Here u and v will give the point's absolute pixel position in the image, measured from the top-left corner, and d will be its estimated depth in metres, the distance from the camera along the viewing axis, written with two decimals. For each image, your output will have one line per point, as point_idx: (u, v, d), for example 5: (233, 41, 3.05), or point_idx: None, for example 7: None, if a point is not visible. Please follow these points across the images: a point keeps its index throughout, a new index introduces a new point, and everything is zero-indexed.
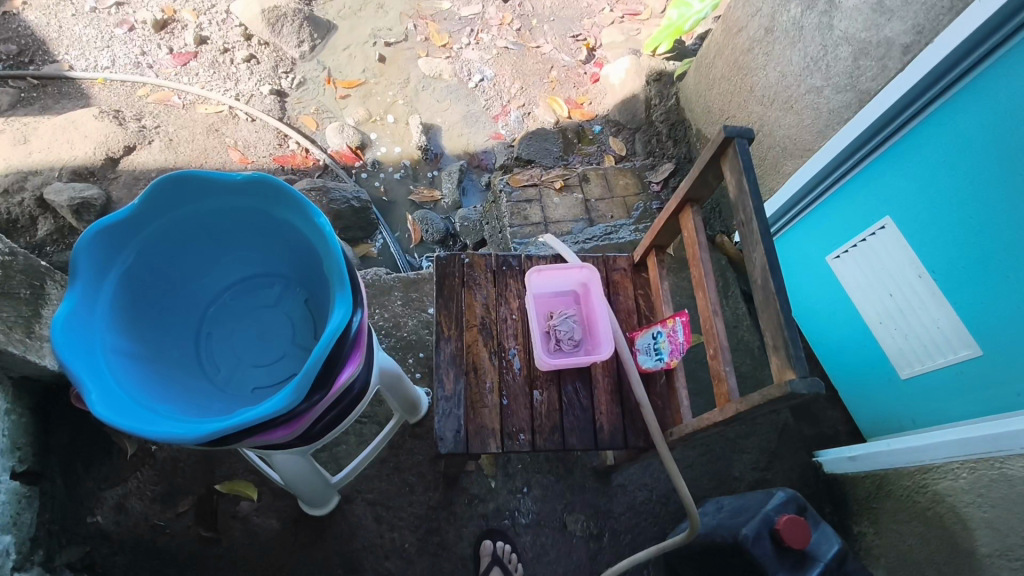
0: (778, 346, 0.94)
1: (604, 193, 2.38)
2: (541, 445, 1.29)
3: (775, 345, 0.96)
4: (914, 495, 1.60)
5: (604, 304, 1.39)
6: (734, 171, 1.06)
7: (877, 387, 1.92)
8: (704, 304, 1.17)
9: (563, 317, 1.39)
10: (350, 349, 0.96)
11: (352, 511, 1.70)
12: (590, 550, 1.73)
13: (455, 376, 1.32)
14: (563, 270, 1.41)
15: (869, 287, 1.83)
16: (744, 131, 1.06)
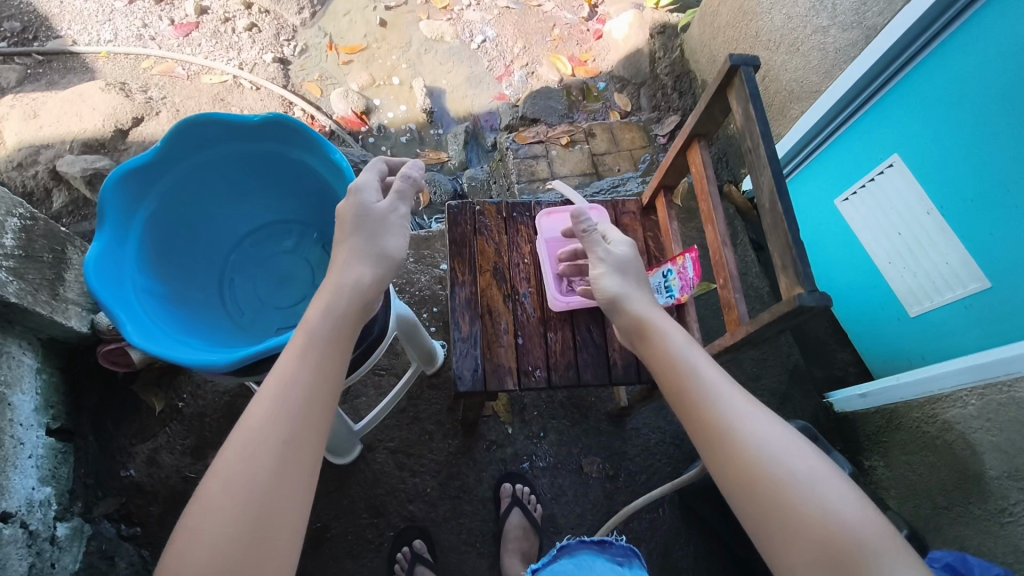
0: (786, 266, 0.96)
1: (610, 147, 2.38)
2: (557, 381, 1.33)
3: (783, 266, 0.98)
4: (923, 426, 1.63)
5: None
6: (741, 98, 1.07)
7: (886, 327, 1.94)
8: (713, 236, 1.19)
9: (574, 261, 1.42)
10: None
11: (375, 459, 1.76)
12: (606, 490, 1.78)
13: (470, 319, 1.36)
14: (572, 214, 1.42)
15: (877, 227, 1.84)
16: (750, 59, 1.07)
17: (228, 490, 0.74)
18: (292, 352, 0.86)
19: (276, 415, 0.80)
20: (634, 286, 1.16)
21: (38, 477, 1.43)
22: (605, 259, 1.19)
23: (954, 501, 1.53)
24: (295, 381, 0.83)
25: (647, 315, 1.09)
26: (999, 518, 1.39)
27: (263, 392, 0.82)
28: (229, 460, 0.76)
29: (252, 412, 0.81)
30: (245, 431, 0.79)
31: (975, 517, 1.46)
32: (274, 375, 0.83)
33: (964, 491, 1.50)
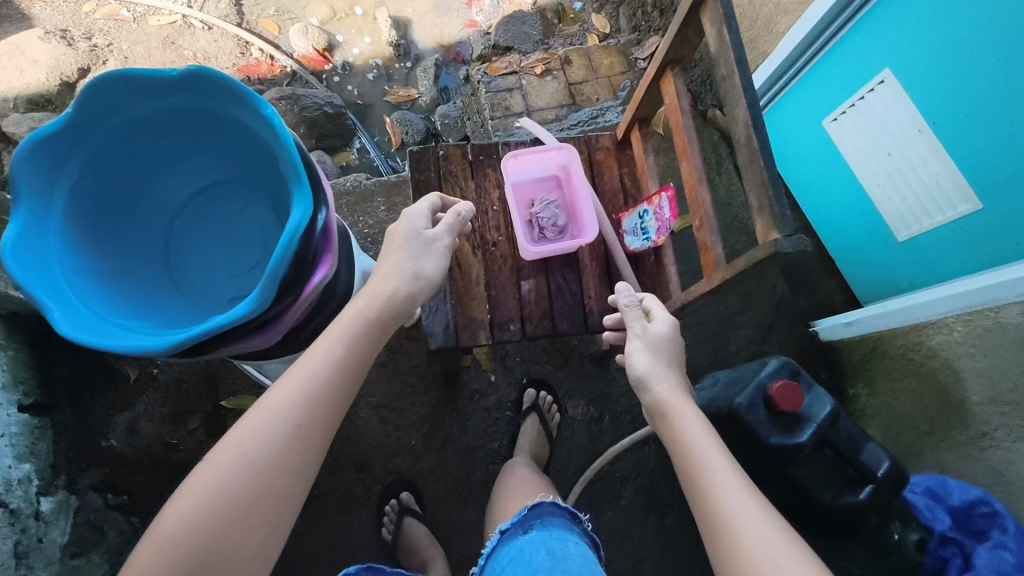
0: (762, 207, 0.89)
1: (588, 74, 2.24)
2: (532, 332, 1.29)
3: (759, 207, 0.90)
4: (908, 354, 1.60)
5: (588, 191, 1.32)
6: (714, 19, 0.96)
7: (874, 252, 1.89)
8: (689, 173, 1.11)
9: (546, 206, 1.33)
10: (316, 248, 0.95)
11: (358, 415, 1.75)
12: (591, 433, 1.80)
13: None
14: (543, 155, 1.32)
15: (867, 149, 1.76)
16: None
17: (230, 470, 0.88)
18: (315, 354, 0.99)
19: (285, 416, 0.92)
20: (670, 368, 1.11)
21: (14, 455, 1.41)
22: (643, 338, 1.13)
23: (937, 426, 1.55)
24: (308, 387, 0.95)
25: (675, 395, 1.08)
26: (982, 441, 1.41)
27: (282, 390, 0.95)
28: (238, 441, 0.90)
29: (264, 404, 0.93)
30: (254, 420, 0.92)
31: (958, 441, 1.48)
32: (296, 375, 0.96)
33: (947, 416, 1.51)
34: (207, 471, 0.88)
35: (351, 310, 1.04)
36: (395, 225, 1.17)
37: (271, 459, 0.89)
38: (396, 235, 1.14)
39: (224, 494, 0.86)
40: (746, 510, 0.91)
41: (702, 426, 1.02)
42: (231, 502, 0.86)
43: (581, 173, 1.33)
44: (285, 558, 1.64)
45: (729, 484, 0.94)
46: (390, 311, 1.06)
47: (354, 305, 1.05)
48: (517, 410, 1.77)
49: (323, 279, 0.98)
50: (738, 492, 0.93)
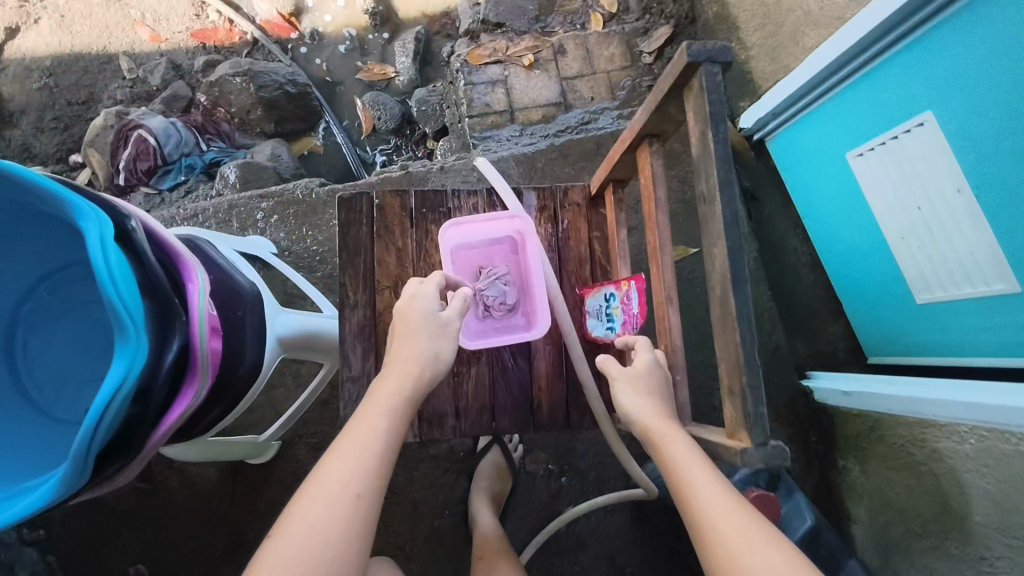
0: (732, 392, 0.67)
1: (584, 68, 1.93)
2: (466, 430, 1.11)
3: (728, 388, 0.68)
4: (908, 447, 1.42)
5: (542, 267, 1.09)
6: (697, 114, 0.71)
7: (887, 307, 1.67)
8: (658, 284, 0.89)
9: (491, 282, 1.11)
10: (169, 384, 0.77)
11: (295, 456, 1.63)
12: (552, 489, 1.66)
13: (363, 354, 1.12)
14: (487, 222, 1.09)
15: (893, 196, 1.49)
16: (724, 50, 0.69)
17: (297, 562, 0.70)
18: (366, 427, 0.84)
19: (347, 494, 0.77)
20: (656, 396, 0.92)
21: None
22: (628, 373, 0.94)
23: (929, 531, 1.37)
24: (367, 462, 0.80)
25: (659, 421, 0.87)
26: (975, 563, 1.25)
27: (334, 463, 0.79)
28: (296, 526, 0.73)
29: (314, 481, 0.78)
30: (312, 500, 0.75)
31: (947, 554, 1.31)
32: (347, 450, 0.81)
33: (942, 524, 1.34)
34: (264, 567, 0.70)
35: (388, 380, 0.91)
36: (404, 300, 0.99)
37: (339, 545, 0.73)
38: (406, 309, 0.98)
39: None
40: (756, 542, 0.70)
41: (693, 450, 0.81)
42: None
43: (535, 244, 1.09)
44: None
45: (726, 511, 0.73)
46: (426, 378, 0.93)
47: (390, 375, 0.92)
48: (471, 454, 1.67)
49: (183, 409, 0.79)
50: (735, 519, 0.72)
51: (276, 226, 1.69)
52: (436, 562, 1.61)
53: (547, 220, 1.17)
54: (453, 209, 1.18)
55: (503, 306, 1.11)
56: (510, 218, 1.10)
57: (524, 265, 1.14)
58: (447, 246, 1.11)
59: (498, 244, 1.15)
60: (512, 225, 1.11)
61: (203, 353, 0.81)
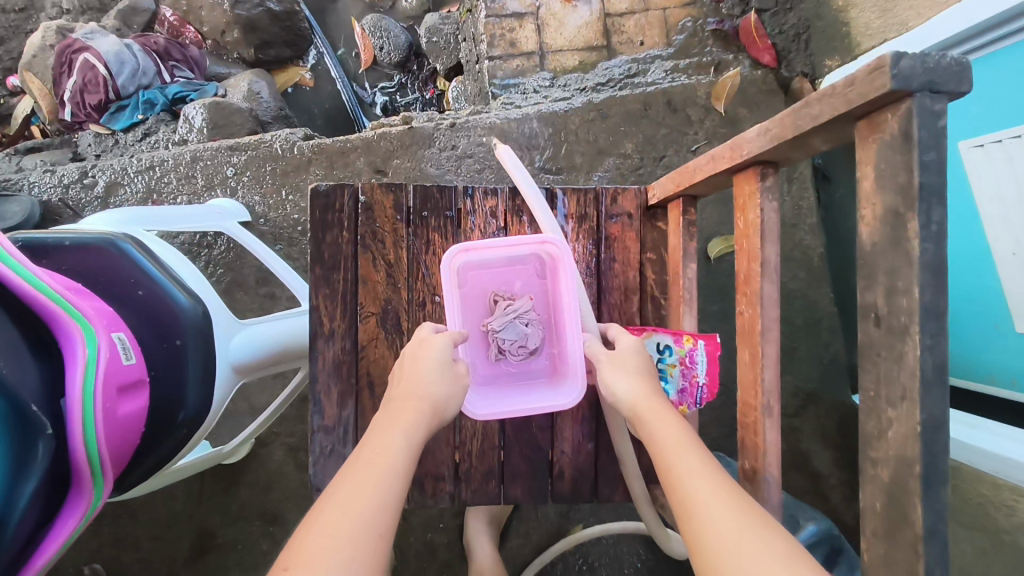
0: None
1: (635, 2, 1.54)
2: (467, 499, 0.88)
3: None
4: (989, 509, 1.18)
5: (575, 308, 0.81)
6: (880, 177, 0.43)
7: (973, 331, 1.39)
8: (749, 381, 0.62)
9: (508, 322, 0.84)
10: (17, 539, 0.52)
11: (269, 456, 1.39)
12: (561, 507, 1.44)
13: (340, 397, 0.86)
14: (507, 246, 0.80)
15: (1009, 204, 1.18)
16: (954, 70, 0.40)
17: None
18: (381, 455, 0.60)
19: (370, 546, 0.51)
20: (647, 375, 0.71)
21: None
22: (613, 356, 0.72)
23: None
24: (388, 503, 0.55)
25: (657, 405, 0.66)
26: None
27: (337, 501, 0.54)
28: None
29: (310, 525, 0.51)
30: (314, 548, 0.49)
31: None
32: (357, 484, 0.56)
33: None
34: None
35: (399, 411, 0.66)
36: (419, 344, 0.75)
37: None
38: (423, 346, 0.73)
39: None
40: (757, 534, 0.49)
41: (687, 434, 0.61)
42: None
43: (568, 279, 0.79)
44: None
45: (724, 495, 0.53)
46: (440, 419, 0.68)
47: (400, 409, 0.66)
48: None
49: (60, 543, 0.55)
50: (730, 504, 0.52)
51: (249, 186, 1.40)
52: None
53: (587, 235, 0.89)
54: (463, 212, 0.88)
55: (521, 352, 0.86)
56: (538, 242, 0.80)
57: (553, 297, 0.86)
58: (453, 272, 0.83)
59: (521, 265, 0.88)
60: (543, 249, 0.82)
61: (90, 458, 0.57)
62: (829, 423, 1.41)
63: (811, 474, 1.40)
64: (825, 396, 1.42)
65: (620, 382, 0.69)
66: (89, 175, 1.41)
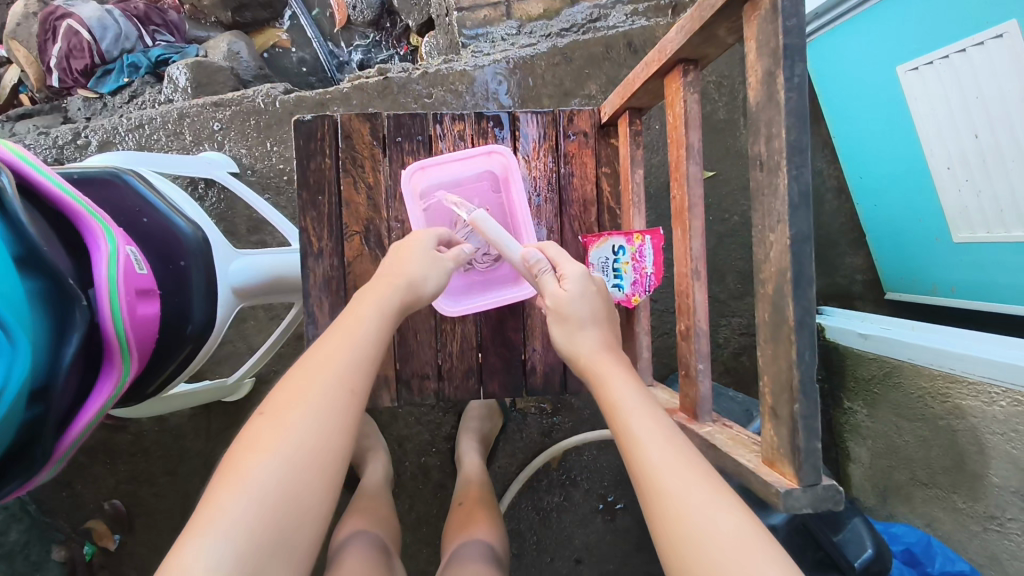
0: (778, 414, 0.54)
1: None
2: (450, 395, 0.99)
3: (772, 408, 0.55)
4: (928, 400, 1.31)
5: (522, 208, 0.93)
6: (760, 46, 0.52)
7: (917, 244, 1.51)
8: (682, 253, 0.73)
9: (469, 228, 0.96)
10: (63, 392, 0.63)
11: (271, 392, 1.49)
12: (544, 427, 1.55)
13: (331, 308, 0.95)
14: (461, 159, 0.94)
15: (942, 121, 1.30)
16: None
17: (273, 474, 0.56)
18: (348, 330, 0.70)
19: (333, 397, 0.63)
20: (598, 313, 0.79)
21: None
22: (561, 298, 0.78)
23: (935, 482, 1.32)
24: (352, 366, 0.67)
25: (603, 354, 0.76)
26: (983, 521, 1.21)
27: (308, 367, 0.65)
28: (271, 431, 0.59)
29: (285, 385, 0.64)
30: (284, 403, 0.62)
31: (953, 508, 1.27)
32: (324, 354, 0.67)
33: (950, 477, 1.28)
34: (232, 478, 0.56)
35: (369, 295, 0.76)
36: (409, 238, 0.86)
37: (321, 455, 0.59)
38: (409, 240, 0.85)
39: (260, 510, 0.54)
40: (710, 500, 0.56)
41: (641, 396, 0.68)
42: (274, 521, 0.55)
43: (516, 180, 0.93)
44: None
45: (682, 464, 0.59)
46: (417, 296, 0.79)
47: (373, 292, 0.77)
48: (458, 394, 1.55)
49: (98, 406, 0.67)
50: (688, 472, 0.59)
51: (235, 140, 1.48)
52: (423, 499, 1.51)
53: (547, 153, 0.99)
54: (434, 137, 0.98)
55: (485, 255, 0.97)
56: (487, 152, 0.95)
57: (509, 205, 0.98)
58: (416, 191, 0.96)
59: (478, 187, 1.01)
60: (490, 162, 0.96)
61: (119, 337, 0.67)
62: None
63: None
64: None
65: (569, 329, 0.78)
66: (82, 136, 1.49)
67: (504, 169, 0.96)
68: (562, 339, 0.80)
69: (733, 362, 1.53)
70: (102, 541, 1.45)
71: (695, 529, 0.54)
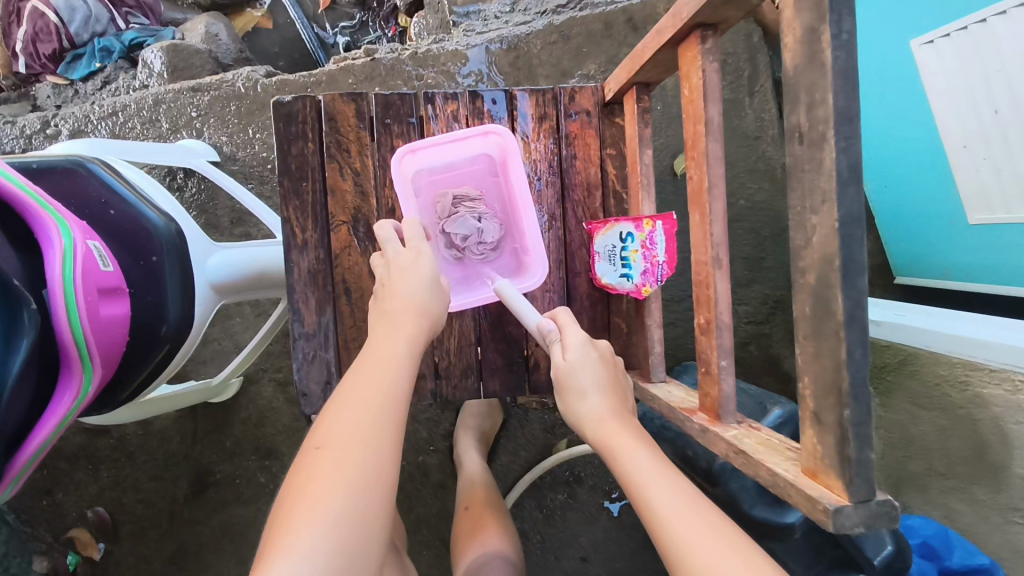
0: (822, 420, 0.48)
1: None
2: (448, 396, 0.92)
3: (817, 413, 0.49)
4: (946, 388, 1.25)
5: (524, 193, 0.86)
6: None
7: (931, 229, 1.43)
8: (700, 240, 0.67)
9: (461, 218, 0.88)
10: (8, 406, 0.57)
11: (260, 393, 1.41)
12: (546, 423, 1.49)
13: (318, 305, 0.89)
14: (454, 139, 0.86)
15: (961, 97, 1.23)
16: None
17: (342, 508, 0.53)
18: (386, 361, 0.68)
19: (383, 430, 0.60)
20: (605, 380, 0.74)
21: None
22: (564, 369, 0.74)
23: (952, 473, 1.26)
24: (396, 397, 0.65)
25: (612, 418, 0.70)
26: (1006, 513, 1.17)
27: (354, 400, 0.63)
28: (333, 465, 0.56)
29: (331, 418, 0.61)
30: (339, 437, 0.58)
31: (972, 500, 1.22)
32: (366, 387, 0.64)
33: (969, 469, 1.22)
34: (299, 514, 0.52)
35: (398, 325, 0.74)
36: (397, 250, 0.81)
37: (382, 489, 0.56)
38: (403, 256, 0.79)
39: (335, 545, 0.51)
40: (740, 561, 0.53)
41: (657, 462, 0.63)
42: (349, 555, 0.51)
43: (515, 163, 0.86)
44: (177, 552, 1.40)
45: (707, 526, 0.56)
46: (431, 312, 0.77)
47: (398, 321, 0.75)
48: None
49: (54, 422, 0.62)
50: (713, 536, 0.55)
51: (215, 127, 1.40)
52: (422, 500, 1.45)
53: (548, 134, 0.92)
54: (425, 118, 0.90)
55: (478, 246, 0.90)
56: (481, 134, 0.87)
57: (507, 190, 0.91)
58: (405, 178, 0.88)
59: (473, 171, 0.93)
60: (486, 141, 0.88)
61: (77, 345, 0.62)
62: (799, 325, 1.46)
63: (783, 376, 1.46)
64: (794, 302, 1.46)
65: (575, 402, 0.73)
66: (51, 125, 1.40)
67: (500, 151, 0.89)
68: (570, 413, 0.74)
69: (741, 352, 1.47)
70: (85, 551, 1.39)
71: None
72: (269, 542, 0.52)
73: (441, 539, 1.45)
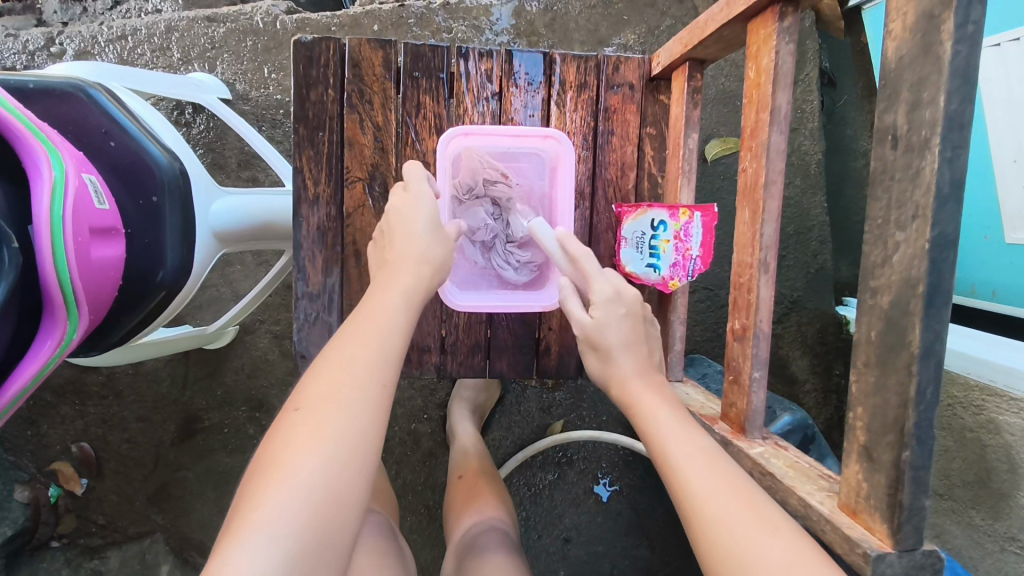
0: (876, 458, 0.45)
1: None
2: (453, 372, 0.88)
3: (871, 448, 0.46)
4: (956, 407, 1.13)
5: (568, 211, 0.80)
6: None
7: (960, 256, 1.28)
8: (747, 240, 0.62)
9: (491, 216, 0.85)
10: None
11: (255, 343, 1.37)
12: (543, 403, 1.44)
13: (325, 264, 0.83)
14: (512, 134, 0.79)
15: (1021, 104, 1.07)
16: None
17: (317, 474, 0.49)
18: (377, 316, 0.62)
19: (369, 391, 0.55)
20: (632, 332, 0.70)
21: None
22: (591, 325, 0.70)
23: (951, 494, 1.15)
24: (389, 359, 0.59)
25: (639, 377, 0.67)
26: (1002, 541, 1.06)
27: (341, 356, 0.57)
28: (310, 428, 0.51)
29: (314, 373, 0.56)
30: (319, 394, 0.54)
31: (968, 524, 1.12)
32: (357, 341, 0.59)
33: (970, 491, 1.11)
34: (269, 479, 0.48)
35: (396, 276, 0.68)
36: (402, 192, 0.76)
37: (365, 456, 0.52)
38: (405, 198, 0.75)
39: (307, 517, 0.47)
40: (758, 525, 0.49)
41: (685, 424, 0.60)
42: (323, 528, 0.47)
43: (566, 177, 0.79)
44: (159, 492, 1.37)
45: (727, 489, 0.52)
46: (429, 255, 0.71)
47: (396, 275, 0.68)
48: None
49: (37, 364, 0.58)
50: (730, 499, 0.51)
51: (230, 62, 1.32)
52: (411, 467, 1.41)
53: (585, 106, 0.86)
54: (456, 75, 0.84)
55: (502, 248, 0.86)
56: (541, 136, 0.80)
57: (551, 200, 0.85)
58: (450, 156, 0.81)
59: (517, 168, 0.86)
60: (544, 144, 0.82)
61: (62, 288, 0.58)
62: (809, 331, 1.38)
63: (788, 379, 1.37)
64: (808, 305, 1.38)
65: (602, 358, 0.69)
66: (55, 43, 1.33)
67: (554, 157, 0.82)
68: (603, 373, 0.70)
69: None
70: (68, 484, 1.34)
71: (743, 563, 0.48)
72: (240, 505, 0.48)
73: (426, 507, 1.42)
